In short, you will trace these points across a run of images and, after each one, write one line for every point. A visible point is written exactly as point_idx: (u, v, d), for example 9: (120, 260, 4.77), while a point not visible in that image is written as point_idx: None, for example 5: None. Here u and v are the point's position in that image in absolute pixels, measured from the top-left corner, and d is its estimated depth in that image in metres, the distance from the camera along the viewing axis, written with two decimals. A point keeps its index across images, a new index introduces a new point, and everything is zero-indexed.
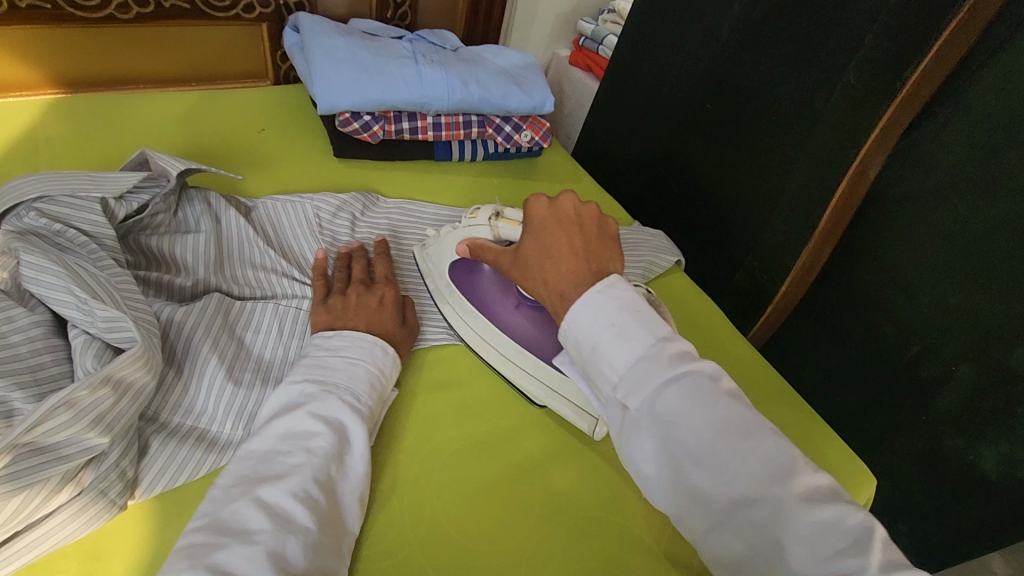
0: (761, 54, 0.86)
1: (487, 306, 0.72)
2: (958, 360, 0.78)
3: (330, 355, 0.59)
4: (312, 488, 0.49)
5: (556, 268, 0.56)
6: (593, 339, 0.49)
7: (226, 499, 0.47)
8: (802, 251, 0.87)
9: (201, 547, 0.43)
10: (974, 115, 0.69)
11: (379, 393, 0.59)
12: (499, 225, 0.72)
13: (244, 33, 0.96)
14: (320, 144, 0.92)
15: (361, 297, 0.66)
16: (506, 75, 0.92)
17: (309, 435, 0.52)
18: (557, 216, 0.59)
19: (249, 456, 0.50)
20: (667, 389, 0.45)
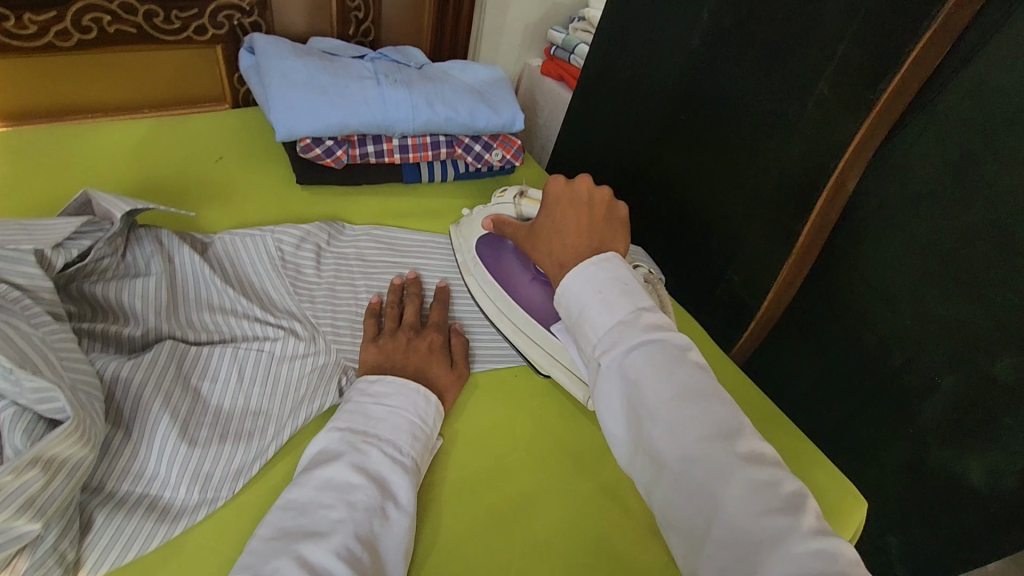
0: (735, 65, 0.84)
1: (508, 281, 0.76)
2: (943, 372, 0.77)
3: (375, 403, 0.58)
4: (355, 546, 0.47)
5: (562, 242, 0.63)
6: (580, 302, 0.54)
7: (268, 556, 0.46)
8: (783, 263, 0.84)
9: None
10: (948, 124, 0.69)
11: (424, 444, 0.58)
12: (522, 203, 0.78)
13: (199, 56, 0.92)
14: (282, 170, 0.88)
15: (411, 340, 0.67)
16: (473, 92, 0.88)
17: (351, 487, 0.51)
18: (571, 196, 0.65)
19: (289, 508, 0.50)
20: (636, 351, 0.50)
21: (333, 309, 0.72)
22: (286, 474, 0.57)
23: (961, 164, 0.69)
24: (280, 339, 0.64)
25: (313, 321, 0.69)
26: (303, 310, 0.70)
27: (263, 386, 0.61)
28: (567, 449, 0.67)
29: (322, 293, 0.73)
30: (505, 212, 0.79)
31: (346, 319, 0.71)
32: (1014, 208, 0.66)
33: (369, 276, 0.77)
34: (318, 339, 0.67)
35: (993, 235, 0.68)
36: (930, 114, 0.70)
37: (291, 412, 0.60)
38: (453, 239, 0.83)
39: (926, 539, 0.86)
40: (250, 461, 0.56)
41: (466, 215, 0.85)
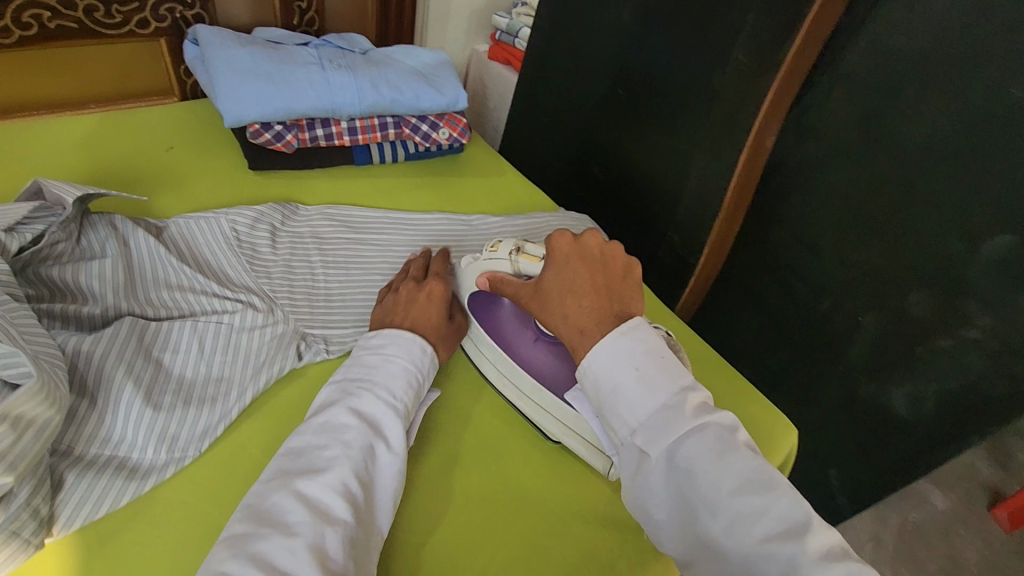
0: (661, 37, 0.90)
1: (508, 343, 0.70)
2: (863, 310, 0.84)
3: (371, 354, 0.62)
4: (349, 482, 0.51)
5: (577, 302, 0.59)
6: (614, 379, 0.55)
7: (268, 490, 0.50)
8: (714, 223, 0.90)
9: (241, 538, 0.45)
10: (852, 82, 0.75)
11: (417, 390, 0.62)
12: (520, 259, 0.68)
13: (143, 49, 0.93)
14: (234, 157, 0.91)
15: (410, 293, 0.69)
16: (417, 74, 0.92)
17: (345, 429, 0.55)
18: (582, 253, 0.62)
19: (289, 453, 0.53)
20: (686, 440, 0.51)
21: (290, 284, 0.75)
22: (249, 434, 0.60)
23: (869, 116, 0.75)
24: (239, 312, 0.67)
25: (271, 295, 0.72)
26: (260, 285, 0.73)
27: (224, 355, 0.64)
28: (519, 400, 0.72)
29: (279, 269, 0.76)
30: (501, 269, 0.69)
31: (303, 292, 0.75)
32: (914, 154, 0.73)
33: (324, 252, 0.81)
34: (276, 310, 0.70)
35: (896, 180, 0.75)
36: (837, 73, 0.76)
37: (252, 377, 0.63)
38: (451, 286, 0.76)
39: (860, 469, 0.94)
40: (215, 423, 0.59)
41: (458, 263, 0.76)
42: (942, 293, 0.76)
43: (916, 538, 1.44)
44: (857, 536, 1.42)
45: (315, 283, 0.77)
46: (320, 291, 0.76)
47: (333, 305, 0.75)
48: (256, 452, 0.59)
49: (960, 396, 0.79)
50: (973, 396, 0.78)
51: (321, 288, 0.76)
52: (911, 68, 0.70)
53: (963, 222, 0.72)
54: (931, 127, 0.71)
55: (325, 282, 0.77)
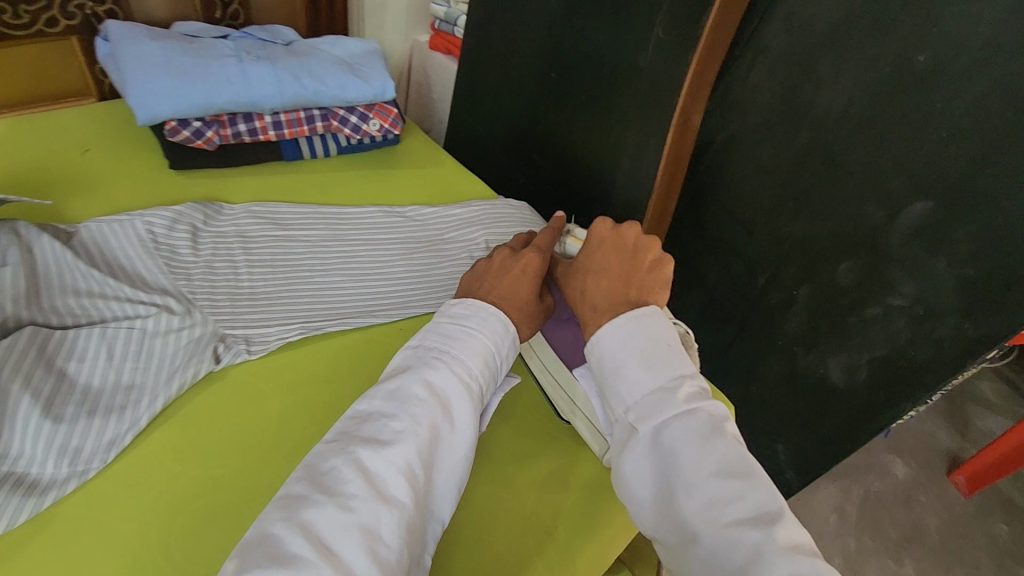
0: (588, 18, 0.89)
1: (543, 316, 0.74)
2: (797, 284, 0.85)
3: (451, 323, 0.61)
4: (414, 463, 0.50)
5: (597, 282, 0.63)
6: (618, 360, 0.57)
7: (328, 454, 0.50)
8: (649, 204, 0.90)
9: (298, 500, 0.47)
10: (771, 56, 0.77)
11: (492, 371, 0.60)
12: (567, 243, 0.75)
13: (55, 49, 0.89)
14: (154, 157, 0.87)
15: (505, 264, 0.67)
16: (342, 64, 0.89)
17: (417, 401, 0.53)
18: (616, 240, 0.65)
19: (356, 417, 0.53)
20: (675, 421, 0.52)
21: (211, 285, 0.72)
22: (163, 440, 0.58)
23: (791, 89, 0.77)
24: (153, 316, 0.65)
25: (190, 296, 0.70)
26: (178, 287, 0.70)
27: (135, 362, 0.62)
28: None
29: (199, 271, 0.73)
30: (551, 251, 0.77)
31: (224, 292, 0.72)
32: (831, 125, 0.75)
33: (248, 250, 0.78)
34: (194, 311, 0.68)
35: (818, 152, 0.77)
36: (757, 47, 0.78)
37: (164, 384, 0.61)
38: None
39: (807, 442, 0.94)
40: (123, 432, 0.57)
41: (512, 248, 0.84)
42: (869, 260, 0.77)
43: (877, 509, 1.46)
44: (820, 509, 1.44)
45: (238, 282, 0.74)
46: (245, 290, 0.73)
47: (256, 304, 0.72)
48: (168, 456, 0.57)
49: (893, 363, 0.80)
50: (904, 362, 0.79)
51: (244, 287, 0.74)
52: (823, 40, 0.72)
53: (882, 188, 0.73)
54: (847, 94, 0.72)
55: (249, 280, 0.75)
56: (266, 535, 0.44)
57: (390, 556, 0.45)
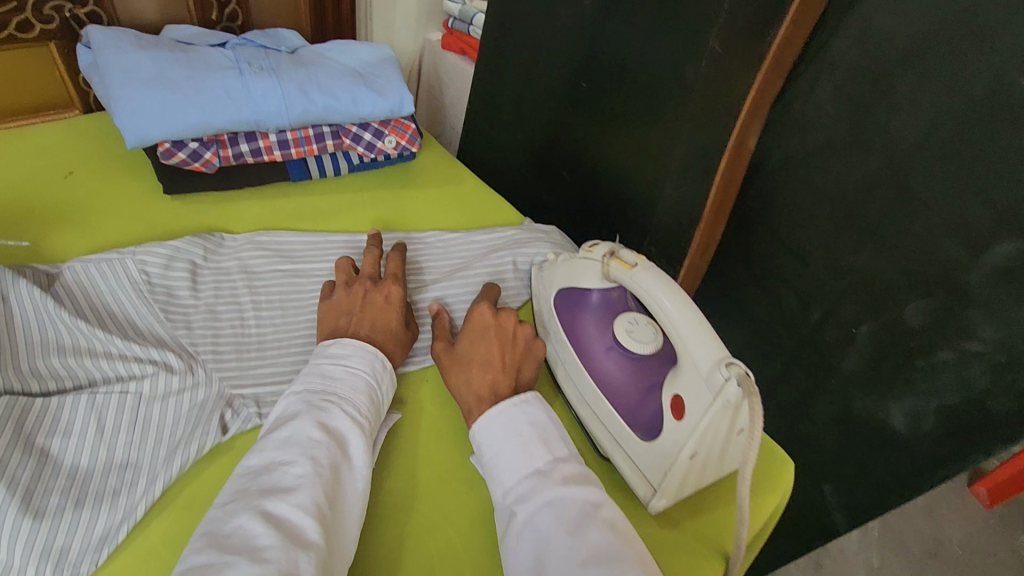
0: (626, 24, 0.80)
1: (582, 346, 0.66)
2: (858, 321, 0.78)
3: (332, 363, 0.57)
4: (321, 502, 0.46)
5: (483, 374, 0.60)
6: (497, 444, 0.54)
7: (226, 515, 0.44)
8: (695, 231, 0.83)
9: (204, 570, 0.40)
10: (839, 73, 0.69)
11: (377, 407, 0.57)
12: (611, 264, 0.65)
13: (30, 58, 0.79)
14: (146, 180, 0.78)
15: (366, 294, 0.66)
16: (353, 75, 0.80)
17: (312, 443, 0.49)
18: (498, 327, 0.63)
19: (247, 473, 0.48)
20: (546, 507, 0.49)
21: (215, 334, 0.64)
22: (163, 533, 0.51)
23: (861, 111, 0.69)
24: (150, 377, 0.57)
25: (191, 351, 0.61)
26: (176, 338, 0.62)
27: (130, 434, 0.54)
28: None
29: (200, 316, 0.65)
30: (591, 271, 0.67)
31: (229, 342, 0.64)
32: (907, 153, 0.67)
33: (255, 290, 0.70)
34: (196, 367, 0.60)
35: (889, 182, 0.69)
36: (823, 63, 0.70)
37: (164, 462, 0.53)
38: (535, 284, 0.76)
39: (859, 485, 0.87)
40: (116, 526, 0.49)
41: (551, 257, 0.76)
42: (943, 302, 0.70)
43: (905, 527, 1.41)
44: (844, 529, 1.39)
45: (245, 329, 0.66)
46: (253, 337, 0.65)
47: (268, 357, 0.64)
48: (167, 552, 0.50)
49: (965, 410, 0.74)
50: (977, 410, 0.73)
51: (254, 335, 0.65)
52: (899, 58, 0.64)
53: (962, 224, 0.66)
54: (926, 120, 0.64)
55: (257, 325, 0.67)
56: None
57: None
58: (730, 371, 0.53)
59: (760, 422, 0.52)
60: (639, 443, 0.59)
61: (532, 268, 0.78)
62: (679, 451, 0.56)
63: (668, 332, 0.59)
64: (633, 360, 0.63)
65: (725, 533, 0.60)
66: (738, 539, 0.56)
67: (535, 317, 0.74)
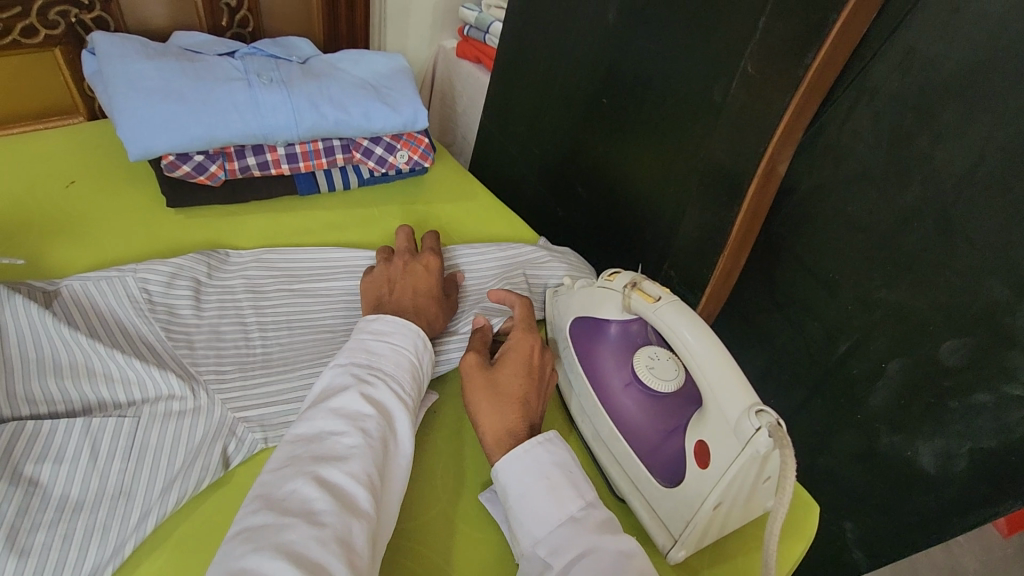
0: (653, 40, 0.77)
1: (599, 380, 0.63)
2: (888, 356, 0.74)
3: (376, 339, 0.56)
4: (372, 472, 0.47)
5: (521, 413, 0.56)
6: (524, 486, 0.51)
7: (280, 478, 0.45)
8: (720, 257, 0.78)
9: (263, 530, 0.41)
10: (879, 98, 0.66)
11: (420, 381, 0.57)
12: (632, 295, 0.61)
13: (35, 62, 0.77)
14: (150, 192, 0.76)
15: (405, 265, 0.68)
16: (367, 87, 0.78)
17: (361, 416, 0.49)
18: (538, 368, 0.60)
19: (299, 438, 0.48)
20: (583, 560, 0.46)
21: (218, 354, 0.61)
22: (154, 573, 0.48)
23: (901, 139, 0.66)
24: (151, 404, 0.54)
25: (192, 371, 0.58)
26: (176, 356, 0.59)
27: (125, 462, 0.51)
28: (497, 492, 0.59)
29: (204, 335, 0.62)
30: (611, 302, 0.64)
31: (232, 362, 0.61)
32: (950, 186, 0.63)
33: (261, 309, 0.67)
34: (197, 389, 0.57)
35: (929, 215, 0.66)
36: (863, 87, 0.67)
37: (159, 496, 0.50)
38: (550, 307, 0.73)
39: (880, 526, 0.84)
40: (103, 565, 0.47)
41: (566, 282, 0.73)
42: (982, 341, 0.66)
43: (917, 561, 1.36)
44: None
45: (250, 349, 0.63)
46: (257, 359, 0.62)
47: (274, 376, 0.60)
48: None
49: (1002, 456, 0.70)
50: (1015, 456, 0.69)
51: (259, 356, 0.62)
52: (946, 86, 0.61)
53: (1006, 262, 0.62)
54: (972, 151, 0.61)
55: (263, 344, 0.64)
56: (236, 573, 0.38)
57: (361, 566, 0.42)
58: (761, 420, 0.49)
59: (792, 475, 0.49)
60: (659, 489, 0.56)
61: (546, 291, 0.75)
62: (702, 501, 0.52)
63: (691, 371, 0.55)
64: (652, 397, 0.60)
65: None
66: None
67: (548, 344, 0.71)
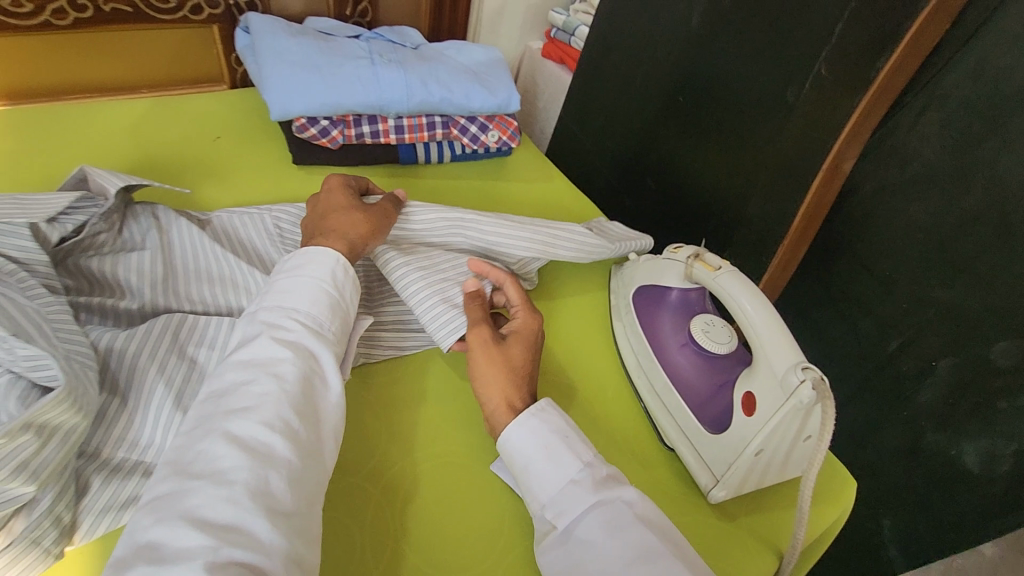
0: (733, 45, 0.83)
1: (656, 341, 0.70)
2: (939, 354, 0.78)
3: (289, 276, 0.57)
4: (286, 416, 0.47)
5: (522, 379, 0.60)
6: (525, 457, 0.55)
7: (190, 440, 0.45)
8: (778, 247, 0.85)
9: (167, 497, 0.41)
10: (948, 105, 0.71)
11: (342, 317, 0.57)
12: (695, 265, 0.68)
13: (195, 37, 0.91)
14: (278, 151, 0.88)
15: (320, 199, 0.69)
16: (468, 72, 0.88)
17: (273, 361, 0.50)
18: (534, 334, 0.64)
19: (215, 392, 0.48)
20: (589, 515, 0.51)
21: None
22: None
23: (965, 145, 0.70)
24: None
25: None
26: None
27: None
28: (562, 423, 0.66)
29: None
30: (674, 271, 0.71)
31: None
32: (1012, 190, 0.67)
33: None
34: None
35: (991, 218, 0.69)
36: (933, 94, 0.72)
37: None
38: (614, 280, 0.81)
39: (918, 522, 0.86)
40: None
41: (631, 258, 0.81)
42: None
43: None
44: None
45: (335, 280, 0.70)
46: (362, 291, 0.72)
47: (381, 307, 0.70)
48: None
49: None
50: None
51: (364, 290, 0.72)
52: (1013, 97, 0.65)
53: None
54: None
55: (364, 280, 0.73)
56: (142, 546, 0.39)
57: (285, 513, 0.43)
58: (805, 375, 0.55)
59: (830, 425, 0.54)
60: (706, 436, 0.62)
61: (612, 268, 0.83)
62: (745, 447, 0.58)
63: (745, 336, 0.62)
64: (705, 357, 0.67)
65: (780, 533, 0.62)
66: (795, 538, 0.58)
67: (612, 308, 0.78)
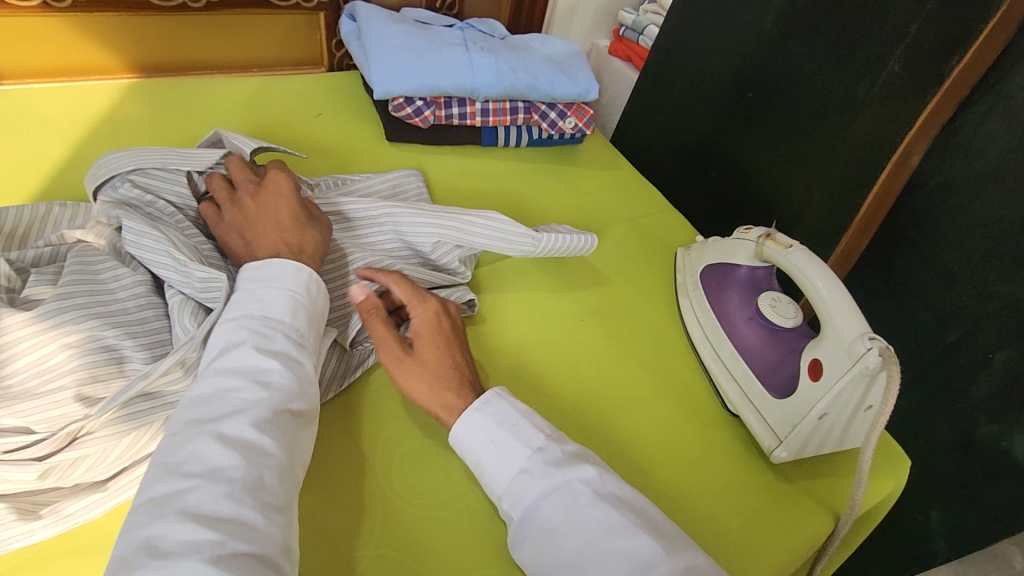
0: (804, 44, 0.88)
1: (725, 314, 0.75)
2: (996, 346, 0.81)
3: (264, 286, 0.53)
4: (275, 419, 0.46)
5: (453, 375, 0.58)
6: (473, 455, 0.54)
7: (178, 442, 0.43)
8: (843, 237, 0.91)
9: (162, 500, 0.40)
10: (1016, 104, 0.74)
11: (319, 324, 0.55)
12: (766, 244, 0.73)
13: (302, 23, 1.00)
14: (373, 128, 0.96)
15: (242, 203, 0.62)
16: (551, 62, 0.96)
17: (261, 369, 0.48)
18: (441, 322, 0.62)
19: (199, 400, 0.46)
20: (545, 498, 0.51)
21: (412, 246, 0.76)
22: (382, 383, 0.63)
23: None
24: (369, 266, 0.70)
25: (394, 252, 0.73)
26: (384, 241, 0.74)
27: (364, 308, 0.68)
28: (634, 385, 0.71)
29: None
30: (745, 249, 0.76)
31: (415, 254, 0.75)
32: None
33: None
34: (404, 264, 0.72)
35: None
36: (1001, 92, 0.75)
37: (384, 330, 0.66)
38: (682, 260, 0.86)
39: (966, 512, 0.89)
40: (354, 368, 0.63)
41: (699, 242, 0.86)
42: None
43: None
44: None
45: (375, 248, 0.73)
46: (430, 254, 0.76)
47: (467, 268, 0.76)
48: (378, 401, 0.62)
49: None
50: None
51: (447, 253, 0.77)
52: None
53: None
54: None
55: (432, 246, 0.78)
56: (143, 544, 0.38)
57: (278, 506, 0.43)
58: (873, 343, 0.60)
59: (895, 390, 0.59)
60: (771, 400, 0.67)
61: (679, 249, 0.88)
62: (809, 409, 0.63)
63: (815, 310, 0.66)
64: (771, 330, 0.72)
65: (838, 498, 0.66)
66: (854, 499, 0.63)
67: (678, 286, 0.83)
